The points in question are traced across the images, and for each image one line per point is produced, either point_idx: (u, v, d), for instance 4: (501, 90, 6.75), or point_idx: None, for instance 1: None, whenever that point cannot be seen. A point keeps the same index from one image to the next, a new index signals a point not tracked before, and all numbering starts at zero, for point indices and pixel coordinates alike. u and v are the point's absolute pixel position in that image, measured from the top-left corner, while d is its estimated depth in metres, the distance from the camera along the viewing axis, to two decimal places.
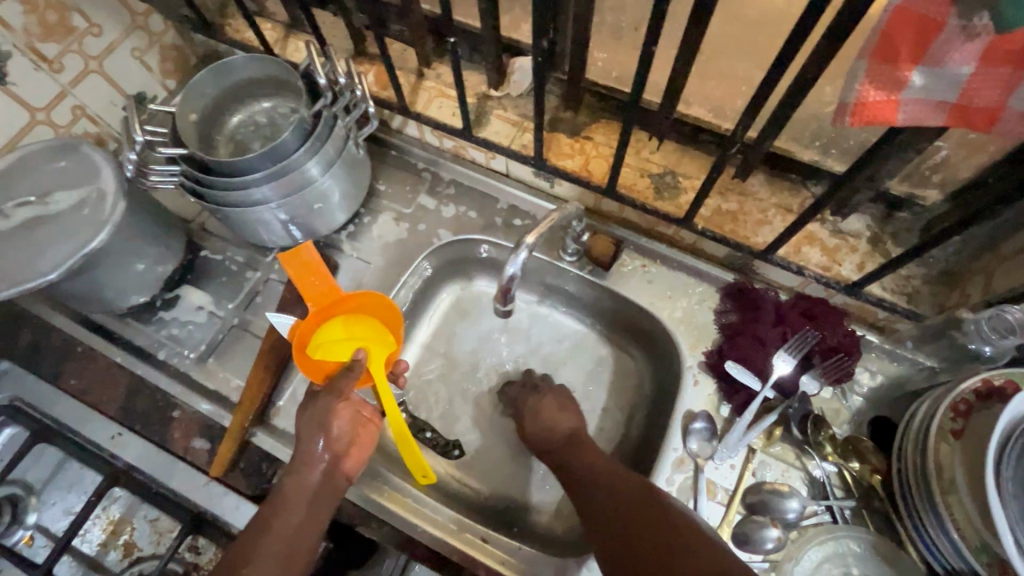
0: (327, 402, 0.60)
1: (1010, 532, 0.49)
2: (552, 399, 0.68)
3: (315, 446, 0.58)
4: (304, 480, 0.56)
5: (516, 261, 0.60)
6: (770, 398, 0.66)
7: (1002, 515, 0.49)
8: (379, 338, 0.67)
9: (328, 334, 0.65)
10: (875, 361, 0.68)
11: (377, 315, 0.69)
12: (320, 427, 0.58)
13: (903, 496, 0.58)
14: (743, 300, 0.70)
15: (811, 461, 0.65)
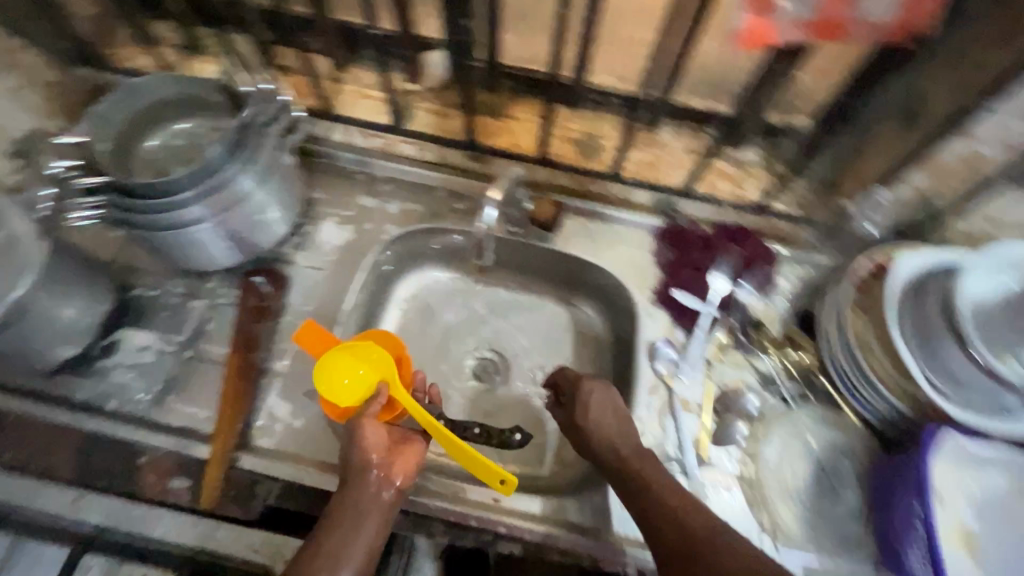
0: (354, 421, 0.60)
1: (919, 369, 0.61)
2: (604, 396, 0.63)
3: (356, 462, 0.56)
4: (355, 492, 0.55)
5: (488, 215, 0.70)
6: (715, 316, 0.75)
7: (912, 357, 0.62)
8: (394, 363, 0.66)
9: (336, 368, 0.60)
10: (791, 269, 0.77)
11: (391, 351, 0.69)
12: (353, 443, 0.58)
13: (834, 368, 0.69)
14: (674, 237, 0.78)
15: (758, 360, 0.74)
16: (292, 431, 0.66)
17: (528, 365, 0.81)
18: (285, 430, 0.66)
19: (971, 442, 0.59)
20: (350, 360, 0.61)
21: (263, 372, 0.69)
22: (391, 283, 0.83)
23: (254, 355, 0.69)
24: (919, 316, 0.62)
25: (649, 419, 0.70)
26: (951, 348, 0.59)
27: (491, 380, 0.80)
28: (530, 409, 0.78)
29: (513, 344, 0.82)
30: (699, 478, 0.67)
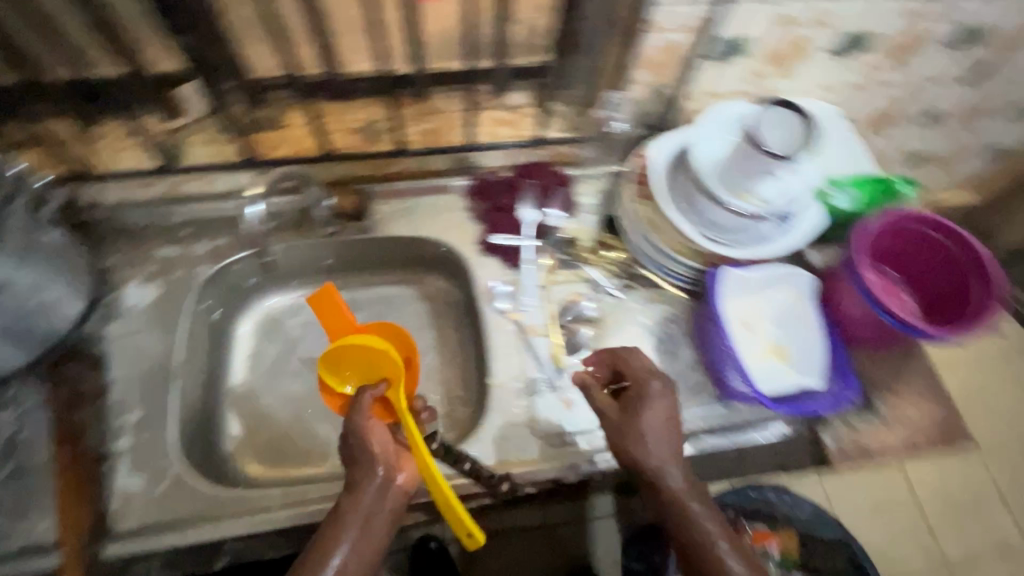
0: (362, 421, 0.58)
1: (697, 232, 0.73)
2: (659, 404, 0.60)
3: (365, 468, 0.57)
4: (358, 500, 0.56)
5: (253, 207, 0.76)
6: (535, 245, 0.82)
7: (689, 225, 0.73)
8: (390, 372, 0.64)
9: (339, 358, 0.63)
10: (591, 184, 0.87)
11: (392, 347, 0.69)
12: (361, 447, 0.57)
13: (642, 255, 0.80)
14: (480, 188, 0.85)
15: (585, 270, 0.82)
16: (153, 501, 0.63)
17: None
18: (145, 503, 0.63)
19: (754, 271, 0.74)
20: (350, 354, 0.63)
21: (101, 457, 0.65)
22: (225, 325, 0.82)
23: (85, 445, 0.65)
24: (683, 189, 0.74)
25: (505, 354, 0.76)
26: (713, 208, 0.71)
27: None
28: None
29: None
30: (564, 387, 0.75)
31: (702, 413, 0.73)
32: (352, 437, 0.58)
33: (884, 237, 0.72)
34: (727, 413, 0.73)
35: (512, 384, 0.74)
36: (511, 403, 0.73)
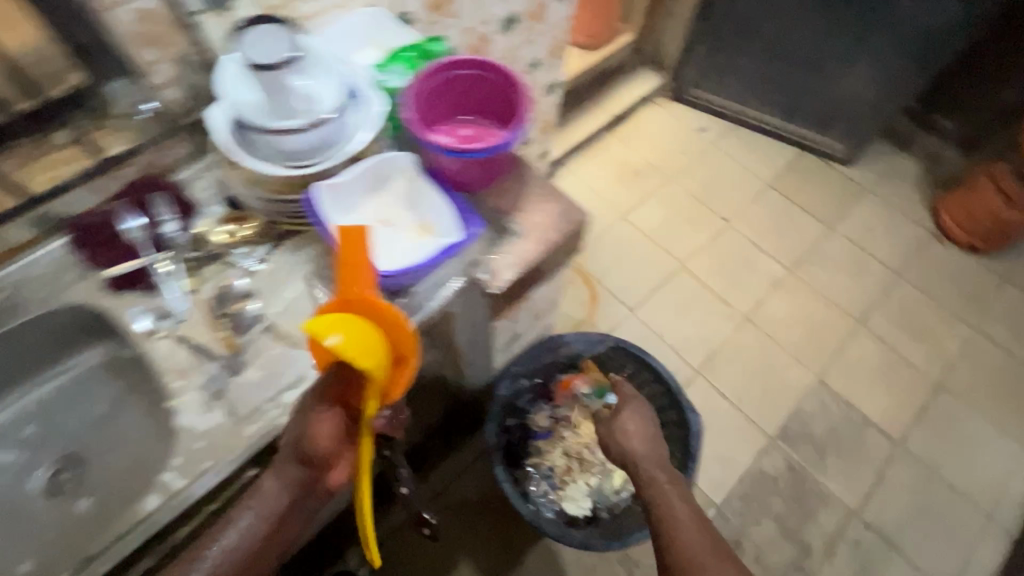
0: (302, 417, 0.59)
1: (285, 166, 0.75)
2: (636, 418, 1.00)
3: (283, 474, 0.58)
4: (263, 501, 0.58)
5: None
6: (156, 257, 0.81)
7: (270, 165, 0.74)
8: (367, 353, 0.59)
9: (321, 328, 0.60)
10: (206, 181, 0.88)
11: (380, 329, 0.62)
12: (295, 441, 0.58)
13: (268, 214, 0.81)
14: (83, 231, 0.83)
15: (228, 259, 0.80)
16: None
17: (70, 454, 0.84)
18: None
19: (375, 168, 0.79)
20: (338, 326, 0.60)
21: None
22: None
23: None
24: (250, 138, 0.75)
25: (174, 369, 0.74)
26: (280, 137, 0.73)
27: (53, 489, 0.81)
28: (91, 470, 0.83)
29: (48, 437, 0.85)
30: (247, 372, 0.73)
31: None
32: (295, 437, 0.59)
33: (421, 99, 0.79)
34: (410, 304, 0.77)
35: (192, 392, 0.72)
36: (196, 413, 0.70)
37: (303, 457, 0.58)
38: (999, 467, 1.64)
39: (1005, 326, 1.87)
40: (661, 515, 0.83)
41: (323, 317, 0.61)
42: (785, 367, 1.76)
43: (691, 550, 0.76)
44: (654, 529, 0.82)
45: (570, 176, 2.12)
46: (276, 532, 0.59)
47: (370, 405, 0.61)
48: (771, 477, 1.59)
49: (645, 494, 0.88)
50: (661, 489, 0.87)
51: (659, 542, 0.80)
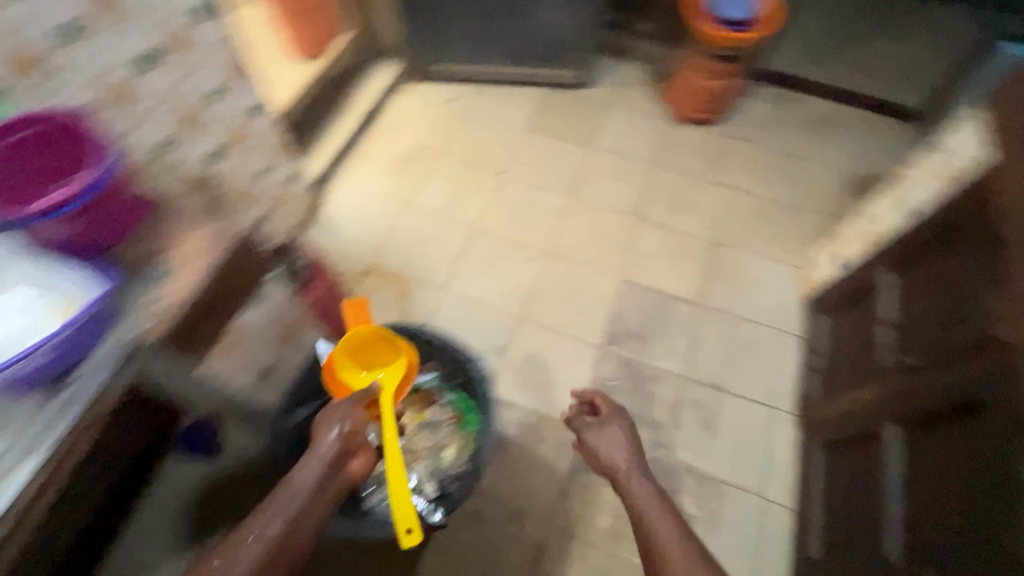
0: (343, 408, 1.12)
1: None
2: (614, 434, 1.25)
3: (324, 447, 1.06)
4: (310, 466, 1.04)
5: None
6: None
7: None
8: (390, 374, 1.28)
9: (351, 366, 1.30)
10: None
11: (394, 361, 1.30)
12: (332, 424, 1.09)
13: None
14: None
15: None
16: None
17: None
18: None
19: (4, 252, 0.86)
20: (354, 362, 1.30)
21: None
22: None
23: None
24: None
25: None
26: None
27: None
28: None
29: None
30: None
31: (79, 380, 0.85)
32: (329, 431, 1.08)
33: None
34: (100, 352, 0.87)
35: None
36: None
37: (337, 440, 1.07)
38: (778, 289, 1.92)
39: (749, 175, 2.18)
40: (641, 524, 1.07)
41: (342, 356, 1.29)
42: (594, 280, 1.91)
43: (672, 548, 1.00)
44: (639, 533, 1.06)
45: (346, 185, 2.09)
46: (323, 487, 1.03)
47: (386, 405, 1.21)
48: (612, 381, 1.73)
49: (626, 501, 1.13)
50: (636, 498, 1.11)
51: (642, 545, 1.05)
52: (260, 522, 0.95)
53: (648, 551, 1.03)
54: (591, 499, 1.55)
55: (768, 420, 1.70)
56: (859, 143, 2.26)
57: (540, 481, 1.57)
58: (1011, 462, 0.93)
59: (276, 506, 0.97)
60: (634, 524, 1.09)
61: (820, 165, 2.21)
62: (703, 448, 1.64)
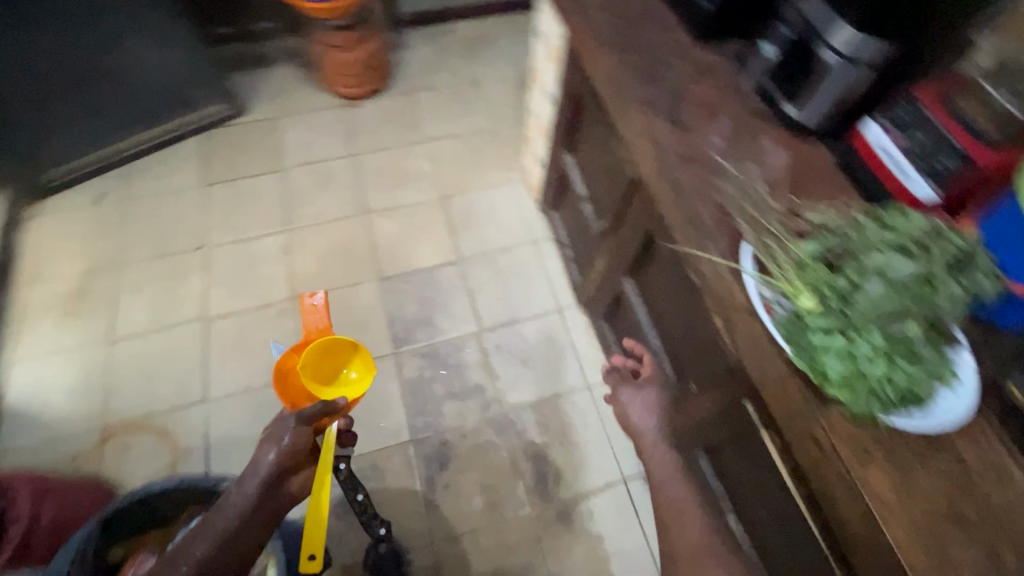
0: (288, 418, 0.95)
1: None
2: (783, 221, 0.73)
3: (268, 458, 0.91)
4: (256, 475, 0.90)
5: None
6: None
7: None
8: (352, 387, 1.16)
9: (319, 371, 1.16)
10: None
11: (360, 369, 1.18)
12: (275, 438, 0.92)
13: None
14: None
15: None
16: None
17: None
18: None
19: None
20: (324, 367, 1.17)
21: None
22: None
23: None
24: None
25: None
26: None
27: None
28: None
29: None
30: None
31: None
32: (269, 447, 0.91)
33: None
34: None
35: None
36: None
37: (277, 461, 0.91)
38: (514, 207, 2.03)
39: (438, 121, 2.23)
40: (673, 512, 0.90)
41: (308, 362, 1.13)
42: (355, 297, 1.83)
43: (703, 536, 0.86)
44: (663, 521, 0.90)
45: (20, 362, 1.67)
46: (255, 513, 0.88)
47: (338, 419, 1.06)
48: (419, 375, 1.71)
49: (657, 475, 0.96)
50: (667, 479, 0.94)
51: (668, 526, 0.89)
52: (187, 548, 0.83)
53: (677, 538, 0.87)
54: (456, 490, 1.56)
55: (561, 321, 1.81)
56: (513, 49, 2.43)
57: (402, 508, 1.53)
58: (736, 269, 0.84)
59: (206, 529, 0.85)
60: (660, 505, 0.92)
61: (493, 82, 2.34)
62: (523, 378, 1.72)
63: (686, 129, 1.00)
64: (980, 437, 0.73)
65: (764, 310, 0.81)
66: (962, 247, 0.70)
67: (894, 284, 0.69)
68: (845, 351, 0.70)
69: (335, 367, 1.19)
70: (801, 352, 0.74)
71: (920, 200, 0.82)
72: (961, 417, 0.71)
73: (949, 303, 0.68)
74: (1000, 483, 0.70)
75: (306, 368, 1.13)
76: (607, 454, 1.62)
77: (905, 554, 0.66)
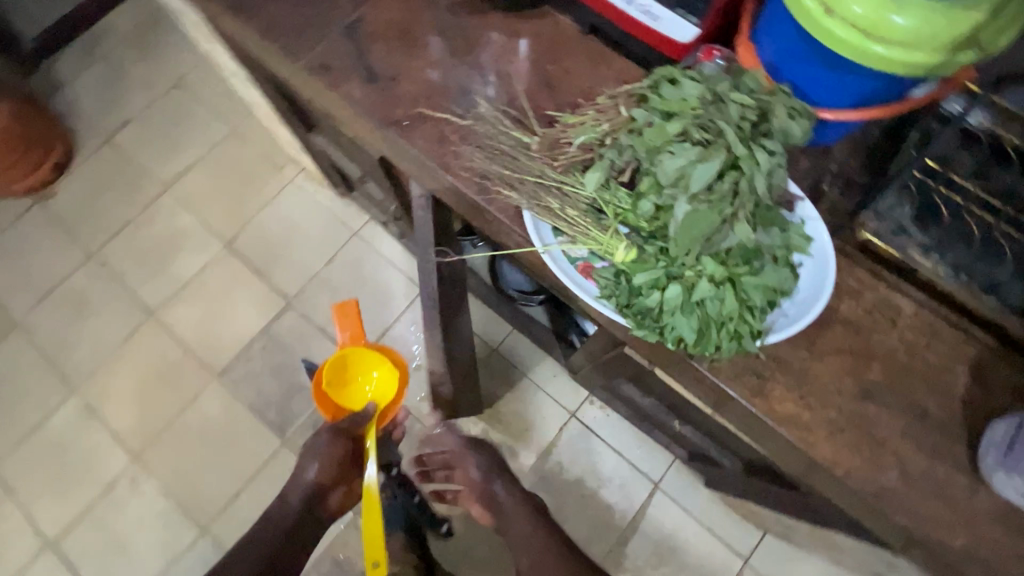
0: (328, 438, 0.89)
1: None
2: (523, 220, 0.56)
3: (313, 466, 0.90)
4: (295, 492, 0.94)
5: None
6: None
7: None
8: (387, 392, 0.91)
9: (356, 370, 0.92)
10: None
11: (392, 371, 0.91)
12: (319, 451, 0.90)
13: None
14: None
15: None
16: None
17: None
18: None
19: None
20: (360, 367, 0.92)
21: None
22: None
23: None
24: None
25: None
26: None
27: None
28: None
29: None
30: None
31: None
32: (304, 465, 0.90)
33: None
34: None
35: None
36: None
37: (317, 476, 0.91)
38: (311, 208, 1.66)
39: (162, 157, 1.73)
40: None
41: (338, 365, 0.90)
42: (200, 411, 1.51)
43: None
44: None
45: None
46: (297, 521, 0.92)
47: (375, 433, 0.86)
48: None
49: None
50: None
51: None
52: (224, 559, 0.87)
53: None
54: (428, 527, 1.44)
55: None
56: None
57: None
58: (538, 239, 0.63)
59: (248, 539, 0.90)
60: None
61: (198, 73, 1.81)
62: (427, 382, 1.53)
63: (386, 81, 0.72)
64: (857, 287, 0.62)
65: (585, 281, 0.62)
66: (751, 103, 0.52)
67: (702, 195, 0.52)
68: (691, 304, 0.54)
69: (361, 365, 0.92)
70: (645, 323, 0.56)
71: (683, 42, 0.65)
72: (831, 287, 0.59)
73: (766, 182, 0.52)
74: (893, 325, 0.61)
75: (333, 373, 0.90)
76: (545, 401, 1.51)
77: (841, 468, 0.58)
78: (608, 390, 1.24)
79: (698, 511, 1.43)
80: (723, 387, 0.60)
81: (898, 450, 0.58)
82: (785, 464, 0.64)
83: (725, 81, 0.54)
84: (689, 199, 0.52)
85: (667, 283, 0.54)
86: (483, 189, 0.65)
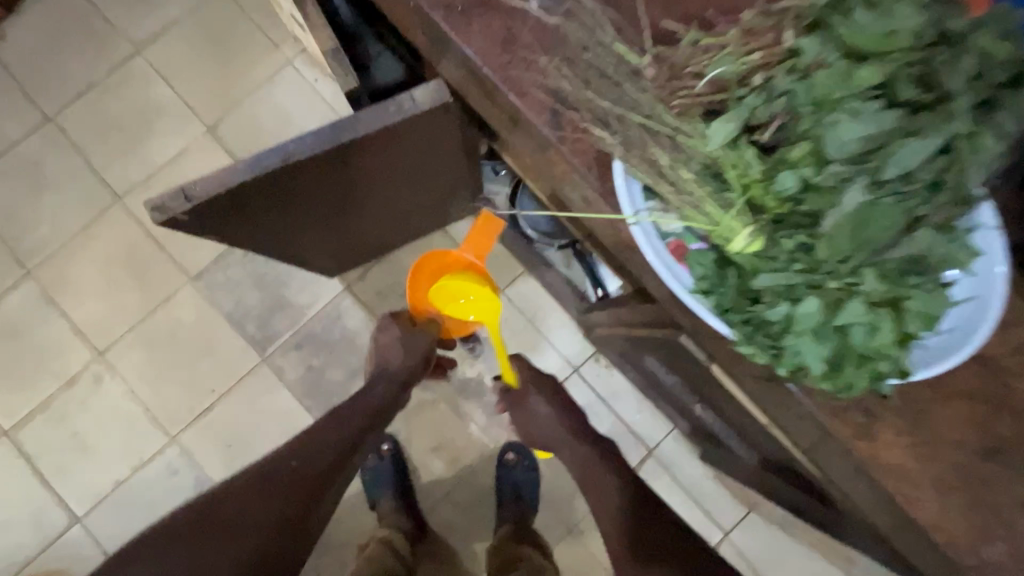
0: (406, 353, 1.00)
1: None
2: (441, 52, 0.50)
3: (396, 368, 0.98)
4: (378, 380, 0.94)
5: None
6: None
7: None
8: (487, 299, 0.96)
9: (456, 288, 0.96)
10: None
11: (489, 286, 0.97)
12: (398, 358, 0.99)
13: None
14: None
15: None
16: None
17: None
18: None
19: None
20: (462, 284, 0.96)
21: None
22: None
23: None
24: None
25: None
26: None
27: None
28: None
29: None
30: None
31: None
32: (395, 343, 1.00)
33: None
34: None
35: None
36: None
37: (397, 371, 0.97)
38: (310, 100, 1.43)
39: (133, 10, 1.44)
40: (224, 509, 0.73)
41: (447, 287, 0.97)
42: (171, 314, 1.37)
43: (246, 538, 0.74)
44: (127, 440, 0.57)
45: None
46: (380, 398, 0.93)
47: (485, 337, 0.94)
48: (302, 370, 1.36)
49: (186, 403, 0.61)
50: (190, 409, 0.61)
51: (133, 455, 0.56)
52: (321, 434, 0.85)
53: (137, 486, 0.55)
54: (411, 464, 1.39)
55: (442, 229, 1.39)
56: None
57: (360, 511, 1.37)
58: (625, 200, 0.47)
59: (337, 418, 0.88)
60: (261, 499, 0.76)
61: None
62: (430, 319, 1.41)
63: None
64: (1007, 318, 0.49)
65: (675, 265, 0.47)
66: (993, 55, 0.35)
67: (891, 182, 0.36)
68: (830, 328, 0.40)
69: (460, 285, 0.97)
70: (756, 340, 0.43)
71: None
72: (997, 318, 0.45)
73: (981, 176, 0.37)
74: None
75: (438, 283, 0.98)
76: (547, 352, 1.41)
77: (941, 533, 0.48)
78: (624, 356, 1.13)
79: (688, 482, 1.39)
80: (822, 422, 0.49)
81: (1012, 521, 0.48)
82: (859, 508, 0.54)
83: (956, 13, 0.37)
84: (869, 185, 0.37)
85: (802, 294, 0.40)
86: (558, 121, 0.48)
